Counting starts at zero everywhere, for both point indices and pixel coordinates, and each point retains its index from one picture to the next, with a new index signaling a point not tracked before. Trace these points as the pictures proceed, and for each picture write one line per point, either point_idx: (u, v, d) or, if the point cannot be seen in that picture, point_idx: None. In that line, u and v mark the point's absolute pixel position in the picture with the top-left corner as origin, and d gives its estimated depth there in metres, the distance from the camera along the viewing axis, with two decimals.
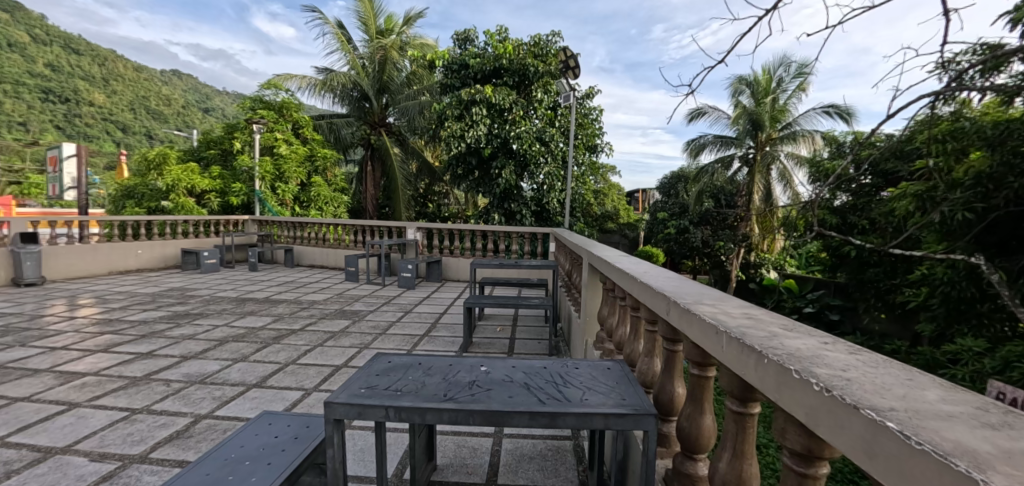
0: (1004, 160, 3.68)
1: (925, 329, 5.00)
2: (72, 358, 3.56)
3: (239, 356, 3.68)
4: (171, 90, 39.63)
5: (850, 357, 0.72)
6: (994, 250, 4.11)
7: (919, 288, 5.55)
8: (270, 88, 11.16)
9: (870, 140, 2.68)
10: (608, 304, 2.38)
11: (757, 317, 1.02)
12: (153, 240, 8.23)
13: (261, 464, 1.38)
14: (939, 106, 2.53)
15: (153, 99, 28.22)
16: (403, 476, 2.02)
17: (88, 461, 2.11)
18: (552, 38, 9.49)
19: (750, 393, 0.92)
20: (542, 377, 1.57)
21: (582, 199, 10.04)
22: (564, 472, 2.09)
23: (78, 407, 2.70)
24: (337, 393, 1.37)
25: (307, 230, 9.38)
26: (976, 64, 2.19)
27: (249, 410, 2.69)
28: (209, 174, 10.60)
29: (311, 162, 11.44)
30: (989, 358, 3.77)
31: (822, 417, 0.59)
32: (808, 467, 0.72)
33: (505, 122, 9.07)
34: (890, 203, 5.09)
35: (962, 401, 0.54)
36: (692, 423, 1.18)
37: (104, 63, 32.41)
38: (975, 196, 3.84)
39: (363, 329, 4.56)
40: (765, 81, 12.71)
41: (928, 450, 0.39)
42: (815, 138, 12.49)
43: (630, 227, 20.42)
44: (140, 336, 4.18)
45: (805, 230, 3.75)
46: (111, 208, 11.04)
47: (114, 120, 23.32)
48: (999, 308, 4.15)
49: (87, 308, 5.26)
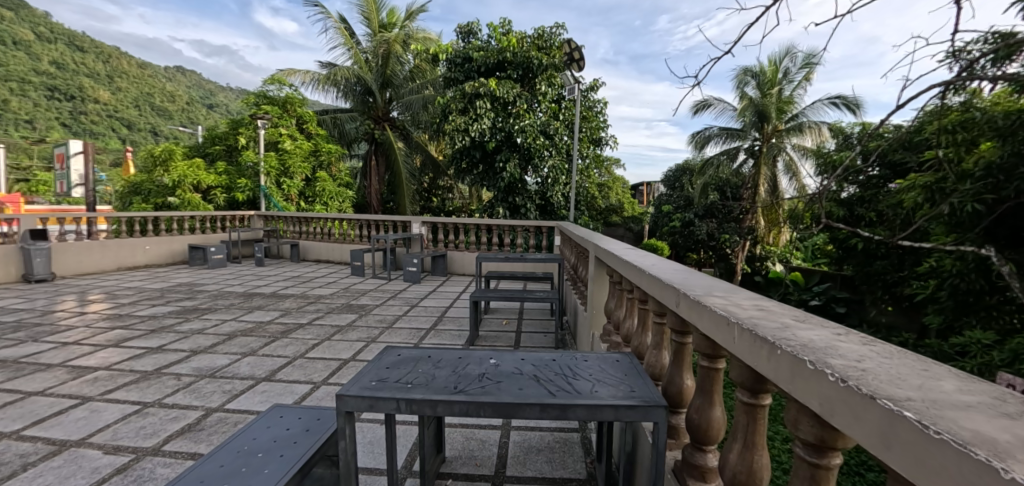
0: (1015, 150, 3.60)
1: (933, 321, 4.90)
2: (83, 353, 3.62)
3: (248, 350, 3.73)
4: (173, 86, 39.63)
5: (864, 348, 0.72)
6: (1004, 242, 4.04)
7: (927, 281, 5.50)
8: (273, 84, 11.17)
9: (876, 131, 2.64)
10: (615, 296, 2.41)
11: (767, 308, 1.02)
12: (160, 237, 8.34)
13: (273, 457, 1.40)
14: (950, 95, 2.46)
15: (157, 93, 27.91)
16: (412, 468, 2.04)
17: (102, 454, 2.15)
18: (556, 30, 9.43)
19: (762, 385, 0.92)
20: (551, 369, 1.57)
21: (586, 193, 10.00)
22: (572, 464, 2.11)
23: (91, 400, 2.75)
24: (348, 386, 1.38)
25: (312, 225, 9.49)
26: (987, 53, 2.14)
27: (259, 403, 2.72)
28: (214, 169, 10.62)
29: (316, 157, 11.34)
30: (997, 351, 3.75)
31: (838, 407, 0.59)
32: (821, 458, 0.72)
33: (509, 116, 9.01)
34: (900, 195, 5.05)
35: (978, 391, 0.54)
36: (701, 415, 1.18)
37: (107, 60, 32.91)
38: (986, 187, 3.76)
39: (371, 323, 4.61)
40: (771, 72, 12.62)
41: (947, 439, 0.38)
42: (821, 130, 12.34)
43: (633, 220, 20.39)
44: (150, 331, 4.24)
45: (811, 223, 3.65)
46: (117, 205, 11.11)
47: (118, 115, 23.21)
48: (1008, 300, 4.15)
49: (97, 304, 5.33)
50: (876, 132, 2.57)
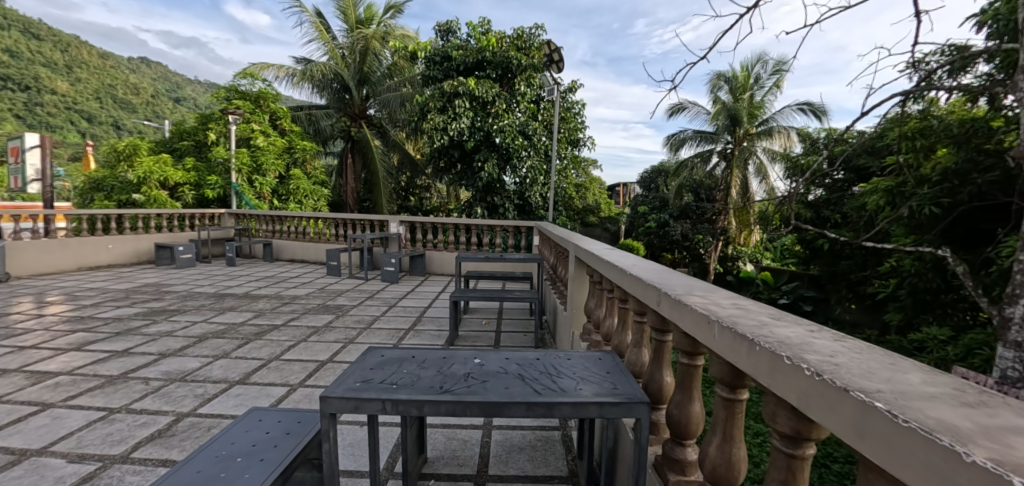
0: (969, 157, 3.84)
1: (894, 318, 5.16)
2: (42, 357, 3.42)
3: (220, 353, 3.60)
4: (138, 78, 37.93)
5: (836, 343, 0.76)
6: (960, 242, 4.28)
7: (888, 279, 5.78)
8: (246, 78, 10.85)
9: (842, 136, 2.76)
10: (595, 296, 2.44)
11: (745, 307, 1.05)
12: (125, 235, 7.99)
13: (254, 461, 1.36)
14: (909, 103, 2.58)
15: (121, 87, 26.66)
16: (394, 469, 2.03)
17: (66, 462, 2.05)
18: (535, 31, 9.45)
19: (739, 380, 0.96)
20: (536, 368, 1.58)
21: (564, 193, 10.07)
22: (554, 462, 2.13)
23: (53, 407, 2.60)
24: (332, 388, 1.36)
25: (285, 224, 9.20)
26: (944, 64, 2.27)
27: (233, 407, 2.64)
28: (182, 166, 10.21)
29: (290, 154, 11.10)
30: (952, 346, 3.99)
31: (814, 400, 0.61)
32: (795, 448, 0.76)
33: (487, 115, 9.03)
34: (863, 198, 5.30)
35: (941, 383, 0.58)
36: (681, 410, 1.22)
37: (64, 49, 31.15)
38: (943, 191, 4.00)
39: (348, 324, 4.52)
40: (743, 78, 13.07)
41: (916, 427, 0.41)
42: (790, 135, 12.89)
43: (610, 221, 20.75)
44: (115, 334, 4.04)
45: (780, 224, 3.78)
46: (78, 201, 10.55)
47: (77, 108, 22.10)
48: (962, 298, 4.39)
49: (56, 306, 5.04)
50: (841, 137, 2.70)
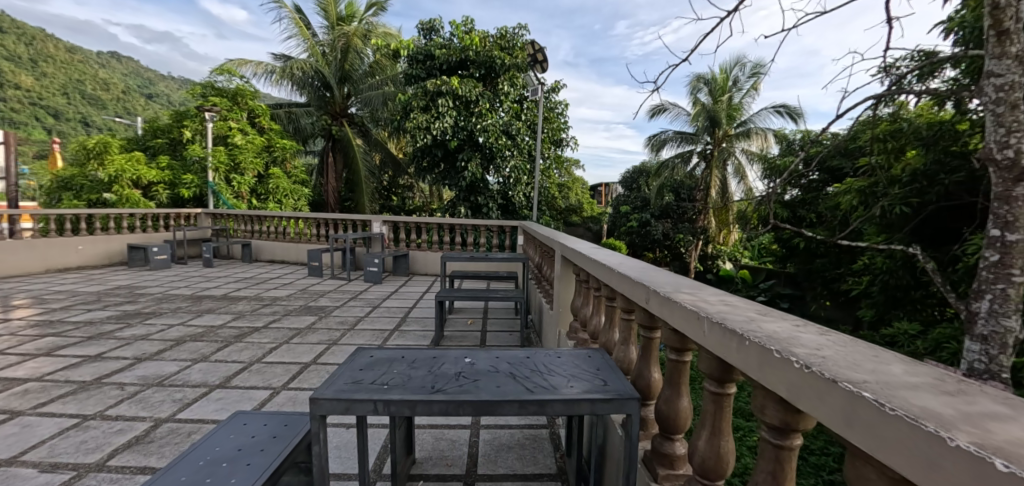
0: (937, 159, 4.00)
1: (867, 314, 5.34)
2: (8, 364, 3.27)
3: (198, 357, 3.49)
4: (108, 73, 36.47)
5: (821, 337, 0.78)
6: (928, 240, 4.39)
7: (861, 276, 5.99)
8: (223, 74, 10.56)
9: (818, 138, 2.84)
10: (582, 294, 2.46)
11: (732, 303, 1.08)
12: (96, 235, 7.68)
13: (240, 465, 1.33)
14: (880, 106, 2.68)
15: (88, 82, 25.58)
16: (382, 471, 2.01)
17: (38, 472, 1.96)
18: (518, 31, 9.47)
19: (727, 374, 0.98)
20: (526, 366, 1.59)
21: (547, 193, 10.12)
22: (543, 460, 2.14)
23: (22, 415, 2.49)
24: (321, 390, 1.34)
25: (265, 224, 8.99)
26: (913, 68, 2.36)
27: (215, 411, 2.57)
28: (156, 164, 9.88)
29: (269, 153, 10.85)
30: (921, 340, 4.16)
31: (804, 392, 0.63)
32: (784, 439, 0.78)
33: (471, 114, 8.99)
34: (837, 198, 5.48)
35: (922, 373, 0.60)
36: (670, 406, 1.24)
37: (27, 41, 29.71)
38: (913, 191, 4.15)
39: (331, 325, 4.44)
40: (722, 80, 13.34)
41: (902, 415, 0.43)
42: (767, 136, 13.24)
43: (594, 220, 20.92)
44: (86, 338, 3.88)
45: (759, 224, 3.88)
46: (44, 201, 10.10)
47: (41, 104, 21.13)
48: (930, 294, 4.58)
49: (22, 309, 4.82)
50: (817, 138, 2.78)
